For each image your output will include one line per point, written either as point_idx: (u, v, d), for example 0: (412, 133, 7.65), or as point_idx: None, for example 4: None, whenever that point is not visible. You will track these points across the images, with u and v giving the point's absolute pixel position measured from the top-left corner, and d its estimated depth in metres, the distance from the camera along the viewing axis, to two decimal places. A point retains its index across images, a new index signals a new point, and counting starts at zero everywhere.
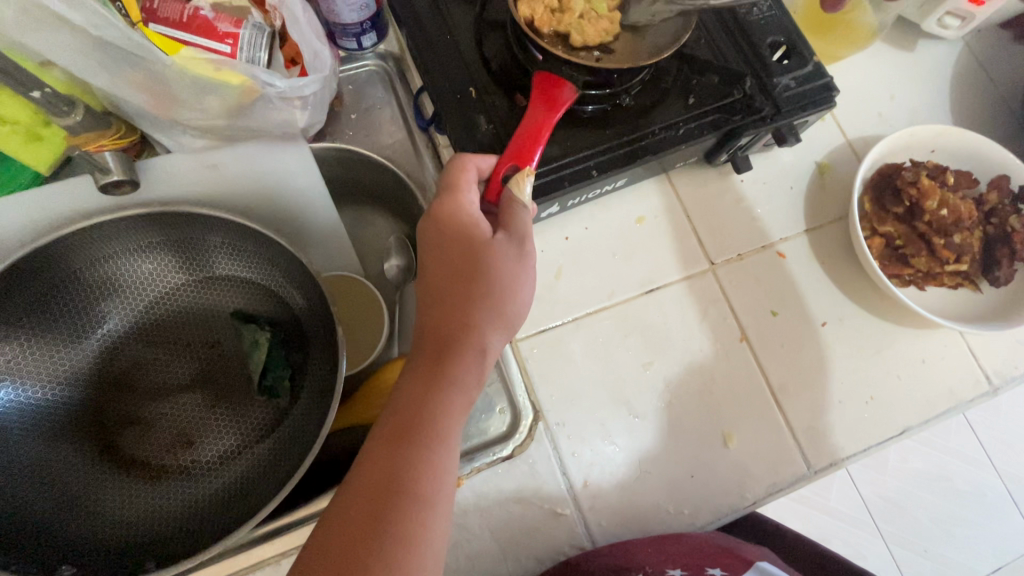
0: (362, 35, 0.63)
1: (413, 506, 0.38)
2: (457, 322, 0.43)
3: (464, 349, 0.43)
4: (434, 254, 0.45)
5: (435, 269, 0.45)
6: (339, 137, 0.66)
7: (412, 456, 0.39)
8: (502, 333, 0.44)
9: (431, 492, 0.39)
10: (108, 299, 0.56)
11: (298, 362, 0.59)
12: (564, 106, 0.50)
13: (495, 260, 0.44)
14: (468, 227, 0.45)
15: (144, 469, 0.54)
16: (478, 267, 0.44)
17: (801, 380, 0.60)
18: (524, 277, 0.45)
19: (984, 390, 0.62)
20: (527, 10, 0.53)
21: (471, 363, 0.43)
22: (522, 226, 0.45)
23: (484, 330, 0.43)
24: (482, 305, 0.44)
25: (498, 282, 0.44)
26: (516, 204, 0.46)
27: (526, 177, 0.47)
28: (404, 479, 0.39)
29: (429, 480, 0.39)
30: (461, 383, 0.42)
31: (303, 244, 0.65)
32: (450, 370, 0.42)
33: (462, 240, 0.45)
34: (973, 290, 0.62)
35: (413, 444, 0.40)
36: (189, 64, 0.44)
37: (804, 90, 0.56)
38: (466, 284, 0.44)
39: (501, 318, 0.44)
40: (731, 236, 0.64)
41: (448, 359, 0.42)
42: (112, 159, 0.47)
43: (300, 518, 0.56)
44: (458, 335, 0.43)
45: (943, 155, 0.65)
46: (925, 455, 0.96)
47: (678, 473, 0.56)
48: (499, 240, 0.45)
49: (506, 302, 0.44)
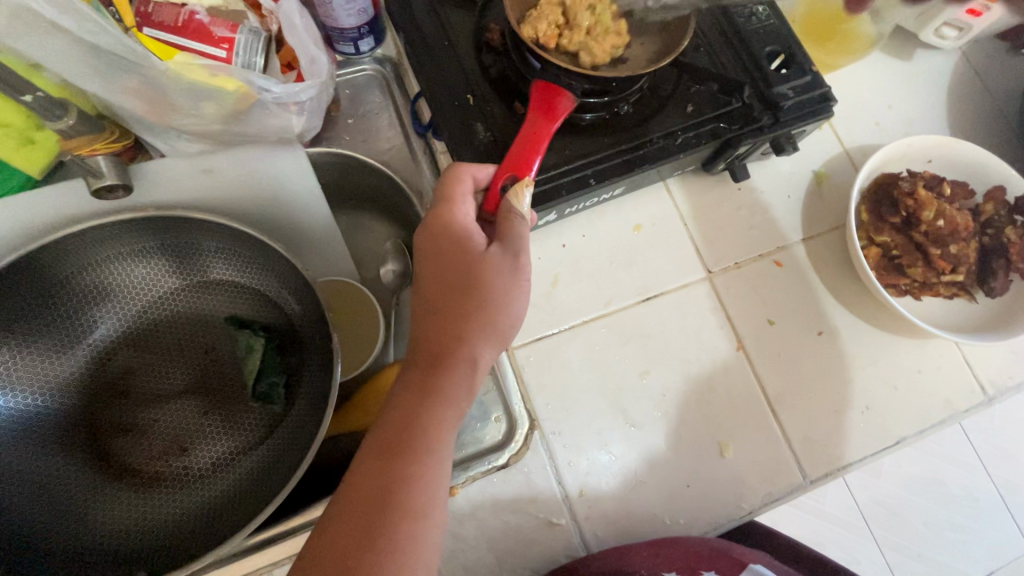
0: (359, 39, 0.62)
1: (405, 520, 0.38)
2: (450, 335, 0.43)
3: (456, 362, 0.42)
4: (429, 266, 0.45)
5: (430, 281, 0.45)
6: (336, 142, 0.65)
7: (405, 469, 0.39)
8: (495, 346, 0.44)
9: (423, 505, 0.38)
10: (101, 304, 0.56)
11: (294, 369, 0.58)
12: (563, 115, 0.50)
13: (489, 273, 0.44)
14: (463, 239, 0.45)
15: (136, 476, 0.53)
16: (472, 280, 0.44)
17: (798, 390, 0.60)
18: (519, 290, 0.44)
19: (980, 400, 0.62)
20: (531, 30, 0.51)
21: (463, 376, 0.42)
22: (518, 238, 0.45)
23: (477, 342, 0.43)
24: (476, 317, 0.43)
25: (492, 295, 0.43)
26: (514, 215, 0.45)
27: (526, 187, 0.46)
28: (395, 492, 0.38)
29: (421, 494, 0.39)
30: (454, 395, 0.42)
31: (298, 250, 0.64)
32: (442, 383, 0.42)
33: (457, 252, 0.44)
34: (969, 300, 0.62)
35: (406, 458, 0.40)
36: (184, 70, 0.45)
37: (803, 100, 0.56)
38: (459, 297, 0.44)
39: (494, 331, 0.43)
40: (728, 245, 0.64)
41: (441, 372, 0.42)
42: (105, 163, 0.46)
43: (293, 526, 0.56)
44: (451, 348, 0.43)
45: (939, 165, 0.65)
46: (918, 460, 0.95)
47: (674, 483, 0.56)
48: (493, 252, 0.44)
49: (501, 315, 0.44)
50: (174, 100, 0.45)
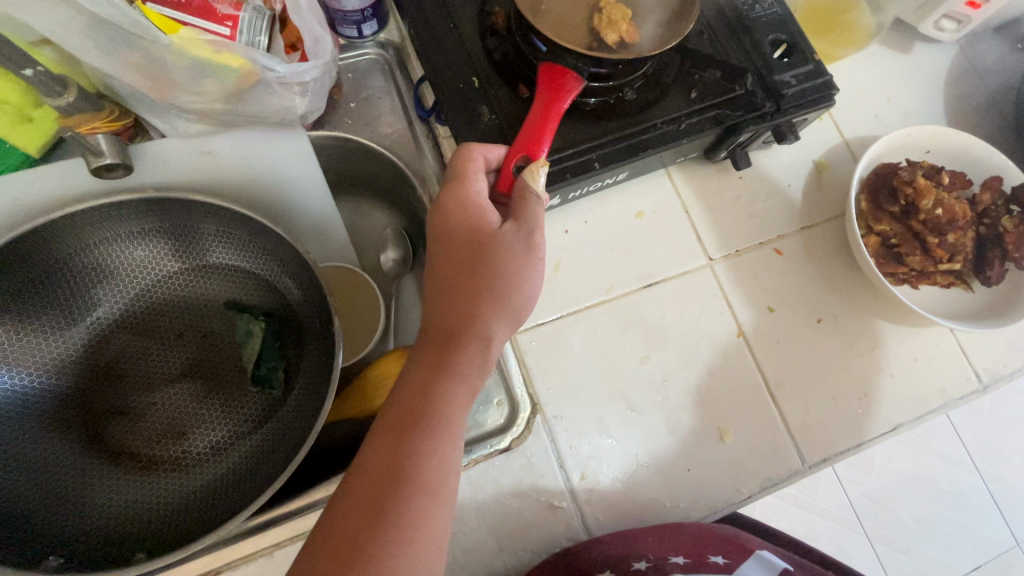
0: (362, 22, 0.62)
1: (417, 496, 0.38)
2: (462, 313, 0.43)
3: (469, 340, 0.42)
4: (441, 244, 0.45)
5: (443, 259, 0.45)
6: (338, 125, 0.65)
7: (417, 445, 0.39)
8: (507, 325, 0.44)
9: (435, 482, 0.38)
10: (97, 286, 0.55)
11: (295, 354, 0.58)
12: (569, 96, 0.50)
13: (502, 251, 0.44)
14: (476, 217, 0.45)
15: (133, 459, 0.53)
16: (484, 258, 0.44)
17: (797, 376, 0.60)
18: (532, 269, 0.44)
19: (974, 388, 0.63)
20: None
21: (475, 354, 0.42)
22: (533, 218, 0.45)
23: (489, 320, 0.43)
24: (487, 295, 0.43)
25: (503, 272, 0.43)
26: (528, 194, 0.45)
27: (539, 168, 0.46)
28: (406, 469, 0.38)
29: (433, 471, 0.39)
30: (466, 373, 0.42)
31: (299, 236, 0.64)
32: (454, 360, 0.42)
33: (470, 230, 0.44)
34: (966, 289, 0.63)
35: (417, 434, 0.39)
36: (188, 44, 0.43)
37: (805, 88, 0.56)
38: (470, 274, 0.44)
39: (506, 309, 0.43)
40: (729, 233, 0.64)
41: (454, 349, 0.42)
42: (105, 143, 0.45)
43: (294, 509, 0.55)
44: (463, 326, 0.43)
45: (937, 156, 0.66)
46: (908, 456, 0.98)
47: (674, 468, 0.56)
48: (505, 230, 0.44)
49: (512, 293, 0.44)
50: (176, 77, 0.45)
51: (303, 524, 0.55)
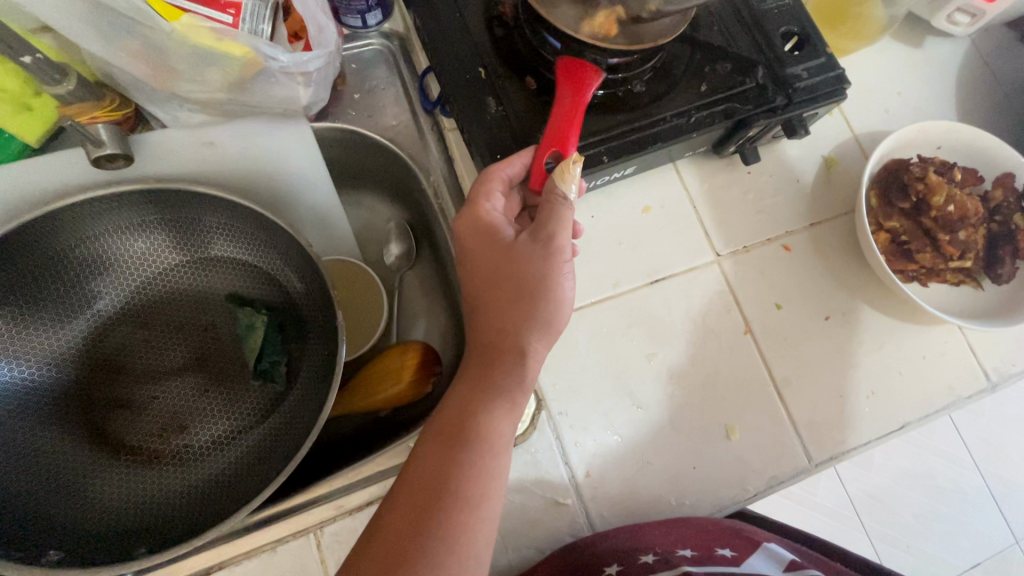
0: (366, 12, 0.61)
1: (459, 507, 0.40)
2: (497, 328, 0.46)
3: (505, 355, 0.45)
4: (474, 264, 0.49)
5: (478, 276, 0.48)
6: (342, 117, 0.64)
7: (458, 457, 0.41)
8: (542, 336, 0.46)
9: (476, 493, 0.40)
10: (98, 278, 0.54)
11: (297, 349, 0.57)
12: (592, 89, 0.49)
13: (522, 263, 0.46)
14: (495, 236, 0.48)
15: (134, 453, 0.52)
16: (506, 272, 0.47)
17: (804, 373, 0.60)
18: (557, 274, 0.46)
19: (983, 386, 0.62)
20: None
21: (511, 368, 0.45)
22: (557, 222, 0.46)
23: (523, 333, 0.45)
24: (514, 308, 0.46)
25: (529, 281, 0.46)
26: (557, 197, 0.46)
27: (571, 166, 0.46)
28: (448, 480, 0.40)
29: (473, 483, 0.41)
30: (501, 384, 0.44)
31: (302, 227, 0.63)
32: (492, 374, 0.45)
33: (488, 249, 0.48)
34: (975, 287, 0.62)
35: (456, 446, 0.42)
36: (189, 31, 0.42)
37: (816, 82, 0.55)
38: (500, 290, 0.47)
39: (537, 321, 0.46)
40: (736, 228, 0.63)
41: (493, 364, 0.45)
42: (105, 131, 0.44)
43: (298, 504, 0.55)
44: (499, 341, 0.46)
45: (949, 152, 0.65)
46: (909, 454, 0.97)
47: (679, 466, 0.56)
48: (523, 240, 0.47)
49: (541, 302, 0.46)
50: (175, 65, 0.44)
51: (306, 520, 0.55)
